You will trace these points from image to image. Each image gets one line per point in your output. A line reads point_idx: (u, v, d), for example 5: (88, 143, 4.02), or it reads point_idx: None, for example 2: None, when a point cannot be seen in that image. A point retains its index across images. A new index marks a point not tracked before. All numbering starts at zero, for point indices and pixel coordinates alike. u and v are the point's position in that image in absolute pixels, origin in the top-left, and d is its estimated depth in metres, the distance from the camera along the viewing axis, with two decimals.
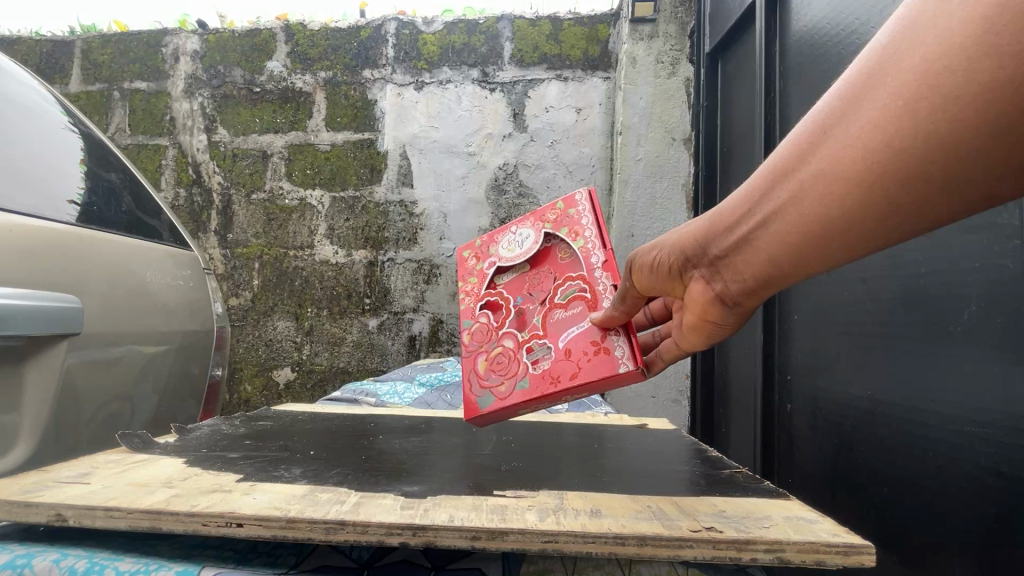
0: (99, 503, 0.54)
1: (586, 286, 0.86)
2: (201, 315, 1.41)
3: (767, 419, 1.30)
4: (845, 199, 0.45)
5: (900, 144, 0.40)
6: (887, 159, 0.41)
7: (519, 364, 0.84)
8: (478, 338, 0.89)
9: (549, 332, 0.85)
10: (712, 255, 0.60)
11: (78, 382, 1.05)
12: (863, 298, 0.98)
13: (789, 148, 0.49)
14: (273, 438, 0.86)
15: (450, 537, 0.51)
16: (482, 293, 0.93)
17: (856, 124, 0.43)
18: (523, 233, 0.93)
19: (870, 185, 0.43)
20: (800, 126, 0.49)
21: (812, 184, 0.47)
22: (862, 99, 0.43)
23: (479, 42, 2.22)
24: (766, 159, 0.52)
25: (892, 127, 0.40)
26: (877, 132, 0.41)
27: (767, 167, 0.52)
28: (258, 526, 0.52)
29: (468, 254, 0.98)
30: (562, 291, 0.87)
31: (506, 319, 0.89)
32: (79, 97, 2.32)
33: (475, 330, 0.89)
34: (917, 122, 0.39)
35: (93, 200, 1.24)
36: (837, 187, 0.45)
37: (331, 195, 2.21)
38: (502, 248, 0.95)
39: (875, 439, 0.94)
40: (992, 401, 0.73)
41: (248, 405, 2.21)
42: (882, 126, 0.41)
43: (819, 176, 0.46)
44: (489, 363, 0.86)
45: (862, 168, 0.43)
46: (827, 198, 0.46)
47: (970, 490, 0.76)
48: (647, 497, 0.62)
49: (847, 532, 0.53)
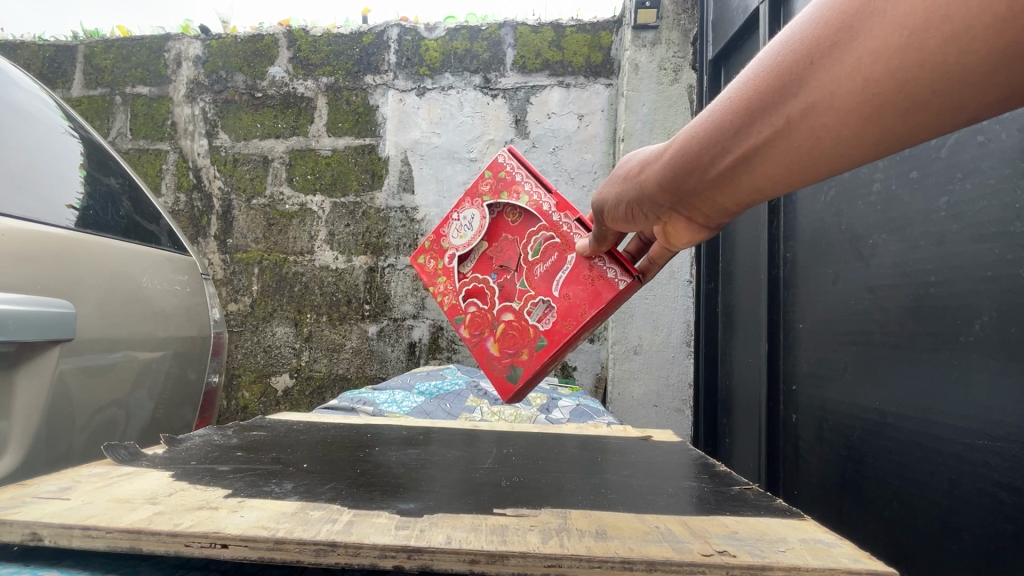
0: (76, 522, 0.52)
1: (552, 233, 1.02)
2: (199, 320, 1.39)
3: (772, 430, 1.27)
4: (820, 134, 0.41)
5: (900, 81, 0.35)
6: (882, 96, 0.37)
7: (529, 327, 0.99)
8: (478, 325, 1.02)
9: (538, 288, 1.00)
10: (677, 198, 0.57)
11: (72, 389, 1.03)
12: (870, 308, 0.96)
13: (763, 77, 0.43)
14: (266, 450, 0.83)
15: (447, 561, 0.48)
16: (458, 286, 1.07)
17: (836, 54, 0.38)
18: (467, 216, 1.09)
19: (861, 122, 0.39)
20: (777, 52, 0.42)
21: (794, 124, 0.42)
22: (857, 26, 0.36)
23: (481, 48, 2.21)
24: (736, 91, 0.46)
25: (891, 62, 0.35)
26: (874, 64, 0.36)
27: (734, 101, 0.46)
28: (244, 548, 0.50)
29: (425, 258, 1.11)
30: (533, 247, 1.03)
31: (493, 297, 1.03)
32: (80, 102, 2.32)
33: (471, 319, 1.03)
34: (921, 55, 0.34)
35: (91, 204, 1.22)
36: (823, 128, 0.41)
37: (332, 201, 2.20)
38: (453, 237, 1.10)
39: (885, 452, 0.91)
40: (1006, 414, 0.70)
41: (246, 412, 2.18)
42: (879, 60, 0.36)
43: (802, 114, 0.41)
44: (501, 340, 0.99)
45: (858, 102, 0.38)
46: (812, 139, 0.42)
47: (986, 507, 0.73)
48: (653, 517, 0.60)
49: (868, 557, 0.50)
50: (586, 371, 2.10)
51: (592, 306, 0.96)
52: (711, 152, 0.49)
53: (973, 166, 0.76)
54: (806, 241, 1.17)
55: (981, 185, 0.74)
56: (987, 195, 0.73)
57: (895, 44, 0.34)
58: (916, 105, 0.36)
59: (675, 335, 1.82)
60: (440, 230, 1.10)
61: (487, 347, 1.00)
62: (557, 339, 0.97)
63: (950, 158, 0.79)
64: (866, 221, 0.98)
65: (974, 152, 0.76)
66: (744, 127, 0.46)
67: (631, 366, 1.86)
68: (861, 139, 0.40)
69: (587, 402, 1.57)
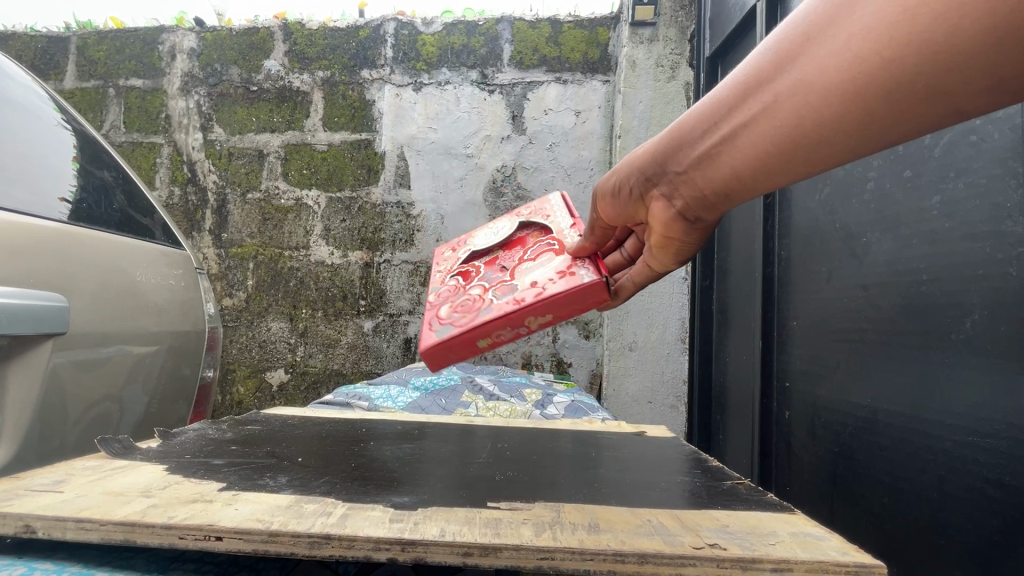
0: (70, 514, 0.52)
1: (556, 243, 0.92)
2: (193, 315, 1.38)
3: (765, 426, 1.28)
4: (809, 107, 0.47)
5: (889, 54, 0.40)
6: (869, 69, 0.42)
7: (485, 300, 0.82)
8: (444, 295, 0.89)
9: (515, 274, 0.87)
10: (672, 171, 0.62)
11: (66, 383, 1.03)
12: (863, 306, 0.96)
13: (767, 53, 0.49)
14: (261, 444, 0.83)
15: (441, 553, 0.49)
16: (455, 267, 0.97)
17: (831, 32, 0.44)
18: (499, 225, 1.03)
19: (848, 96, 0.44)
20: (782, 34, 0.48)
21: (788, 94, 0.48)
22: (853, 6, 0.42)
23: (478, 43, 2.20)
24: (742, 67, 0.52)
25: (881, 36, 0.40)
26: (866, 38, 0.41)
27: (741, 75, 0.52)
28: (238, 540, 0.50)
29: (446, 249, 1.05)
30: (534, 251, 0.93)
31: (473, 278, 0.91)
32: (73, 94, 2.29)
33: (441, 290, 0.90)
34: (906, 30, 0.39)
35: (84, 197, 1.22)
36: (811, 100, 0.46)
37: (327, 196, 2.19)
38: (476, 239, 1.03)
39: (876, 448, 0.92)
40: (995, 410, 0.71)
41: (241, 407, 2.17)
42: (870, 34, 0.41)
43: (796, 86, 0.47)
44: (453, 307, 0.84)
45: (846, 75, 0.43)
46: (800, 111, 0.47)
47: (974, 502, 0.74)
48: (646, 510, 0.60)
49: (856, 550, 0.51)
50: (581, 368, 2.10)
51: (570, 294, 0.78)
52: (711, 122, 0.55)
53: (965, 166, 0.76)
54: (800, 239, 1.18)
55: (973, 184, 0.75)
56: (979, 194, 0.74)
57: (884, 20, 0.40)
58: (900, 80, 0.41)
59: (670, 333, 1.83)
60: (472, 231, 1.05)
61: (438, 310, 0.84)
62: (512, 316, 0.78)
63: (943, 158, 0.80)
64: (860, 219, 0.98)
65: (967, 152, 0.76)
66: (744, 98, 0.52)
67: (627, 363, 1.86)
68: (846, 114, 0.45)
69: (582, 398, 1.58)
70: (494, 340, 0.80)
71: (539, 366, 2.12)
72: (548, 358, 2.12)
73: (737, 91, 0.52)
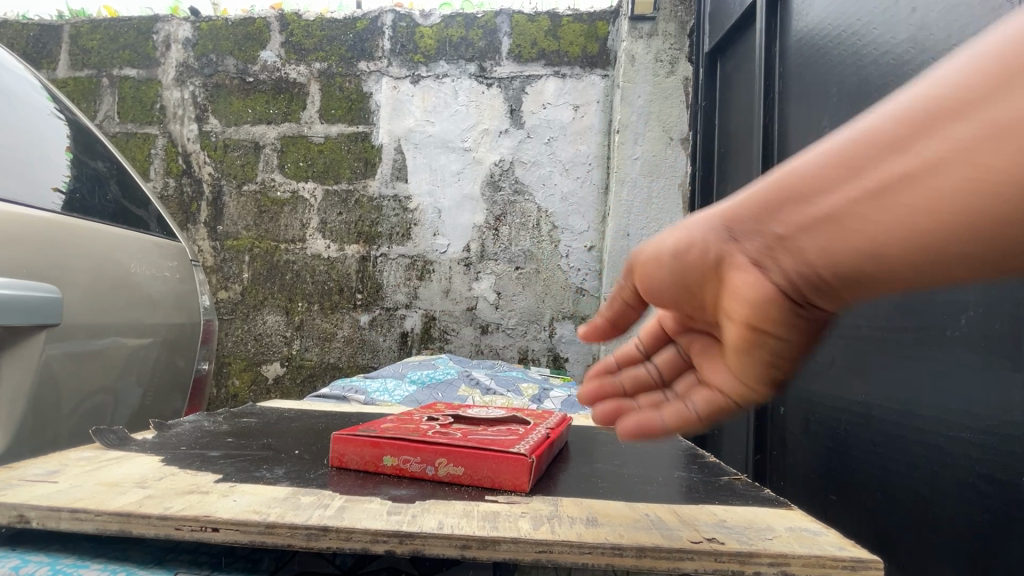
0: (64, 504, 0.52)
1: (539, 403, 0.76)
2: (188, 308, 1.37)
3: (760, 422, 1.28)
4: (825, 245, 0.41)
5: (918, 199, 0.35)
6: (892, 214, 0.37)
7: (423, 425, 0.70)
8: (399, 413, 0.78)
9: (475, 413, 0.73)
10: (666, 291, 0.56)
11: (60, 374, 1.02)
12: (860, 302, 0.97)
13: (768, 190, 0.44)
14: (257, 436, 0.83)
15: (439, 546, 0.49)
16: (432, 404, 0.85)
17: (843, 168, 0.39)
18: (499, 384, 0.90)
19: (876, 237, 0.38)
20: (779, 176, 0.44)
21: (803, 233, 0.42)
22: (867, 146, 0.38)
23: (477, 36, 2.19)
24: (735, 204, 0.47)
25: (909, 179, 0.36)
26: (887, 174, 0.37)
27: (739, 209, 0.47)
28: (235, 532, 0.49)
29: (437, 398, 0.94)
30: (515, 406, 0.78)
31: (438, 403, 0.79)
32: (66, 83, 2.26)
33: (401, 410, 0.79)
34: (935, 168, 0.35)
35: (77, 188, 1.20)
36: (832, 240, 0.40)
37: (324, 188, 2.18)
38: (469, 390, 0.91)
39: (870, 444, 0.92)
40: (987, 407, 0.71)
41: (236, 400, 2.16)
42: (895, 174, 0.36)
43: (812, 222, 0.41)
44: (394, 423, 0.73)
45: (866, 211, 0.38)
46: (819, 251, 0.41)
47: (965, 497, 0.74)
48: (643, 504, 0.60)
49: (853, 545, 0.51)
50: (577, 363, 2.11)
51: (490, 454, 0.61)
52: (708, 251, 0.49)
53: None
54: None
55: None
56: None
57: (905, 153, 0.36)
58: (933, 224, 0.35)
59: None
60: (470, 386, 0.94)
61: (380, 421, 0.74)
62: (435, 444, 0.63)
63: None
64: None
65: None
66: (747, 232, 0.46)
67: None
68: (872, 259, 0.39)
69: (578, 393, 1.58)
70: (400, 467, 0.64)
71: (536, 361, 2.12)
72: (545, 353, 2.12)
73: (738, 221, 0.46)
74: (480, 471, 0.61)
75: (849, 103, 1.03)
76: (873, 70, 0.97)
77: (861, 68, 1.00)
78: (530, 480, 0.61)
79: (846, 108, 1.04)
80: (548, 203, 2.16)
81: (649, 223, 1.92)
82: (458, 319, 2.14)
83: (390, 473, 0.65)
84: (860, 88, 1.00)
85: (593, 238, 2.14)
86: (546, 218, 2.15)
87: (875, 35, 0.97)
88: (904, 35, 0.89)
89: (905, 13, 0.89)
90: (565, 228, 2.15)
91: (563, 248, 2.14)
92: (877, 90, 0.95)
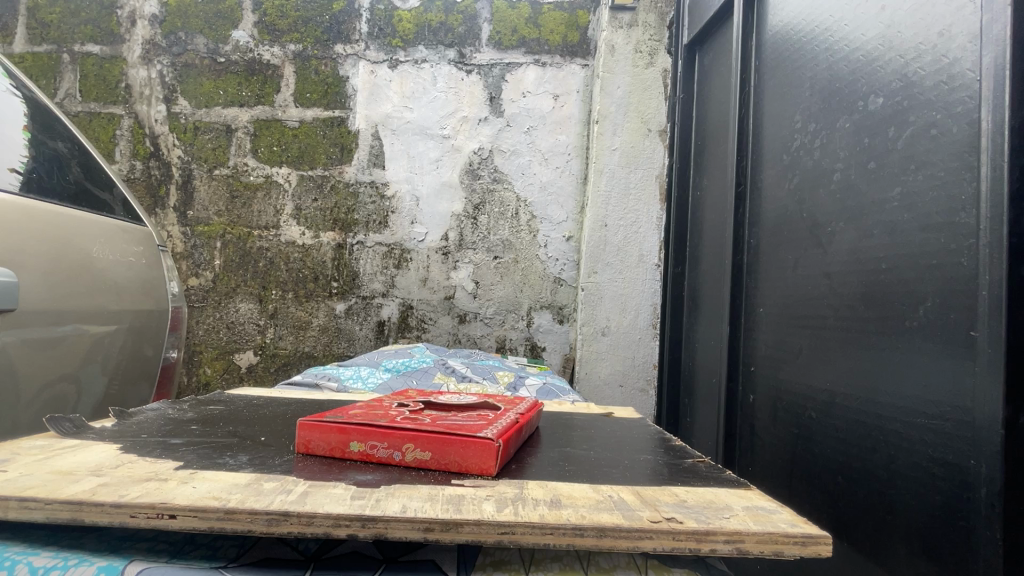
0: (12, 494, 0.51)
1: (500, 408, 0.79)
2: (156, 294, 1.33)
3: (731, 410, 1.31)
4: None
5: None
6: None
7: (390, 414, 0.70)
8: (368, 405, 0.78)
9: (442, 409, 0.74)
10: None
11: (17, 363, 0.99)
12: (825, 293, 1.00)
13: None
14: (224, 424, 0.82)
15: (401, 529, 0.49)
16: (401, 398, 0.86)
17: None
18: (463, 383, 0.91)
19: None
20: None
21: None
22: None
23: (456, 21, 2.16)
24: None
25: None
26: None
27: None
28: (193, 519, 0.49)
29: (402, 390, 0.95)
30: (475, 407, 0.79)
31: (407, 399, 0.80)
32: (23, 59, 2.15)
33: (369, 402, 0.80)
34: None
35: (36, 167, 1.15)
36: None
37: (298, 174, 2.13)
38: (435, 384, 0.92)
39: (833, 429, 0.96)
40: (940, 393, 0.74)
41: (207, 388, 2.11)
42: None
43: None
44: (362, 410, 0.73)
45: None
46: None
47: (919, 480, 0.77)
48: (607, 487, 0.61)
49: (804, 522, 0.53)
50: (554, 352, 2.12)
51: (457, 440, 0.61)
52: None
53: (925, 159, 0.78)
54: (769, 226, 1.20)
55: (932, 176, 0.77)
56: (937, 186, 0.76)
57: None
58: None
59: (641, 319, 1.91)
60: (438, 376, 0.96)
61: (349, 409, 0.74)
62: (400, 431, 0.63)
63: (906, 150, 0.82)
64: (826, 210, 1.01)
65: (927, 145, 0.77)
66: None
67: (598, 347, 1.94)
68: None
69: (554, 381, 1.59)
70: (367, 453, 0.64)
71: (513, 350, 2.13)
72: (523, 342, 2.12)
73: None
74: (448, 456, 0.62)
75: (820, 98, 1.05)
76: (843, 65, 0.98)
77: (833, 64, 1.02)
78: (496, 464, 0.61)
79: (818, 103, 1.06)
80: (527, 193, 2.15)
81: (626, 214, 1.93)
82: (436, 308, 2.13)
83: (356, 459, 0.64)
84: (831, 83, 1.02)
85: (571, 228, 2.14)
86: (525, 208, 2.15)
87: (846, 30, 0.98)
88: (874, 32, 0.91)
89: (874, 11, 0.91)
90: (543, 218, 2.15)
91: (541, 238, 2.14)
92: (847, 85, 0.97)
